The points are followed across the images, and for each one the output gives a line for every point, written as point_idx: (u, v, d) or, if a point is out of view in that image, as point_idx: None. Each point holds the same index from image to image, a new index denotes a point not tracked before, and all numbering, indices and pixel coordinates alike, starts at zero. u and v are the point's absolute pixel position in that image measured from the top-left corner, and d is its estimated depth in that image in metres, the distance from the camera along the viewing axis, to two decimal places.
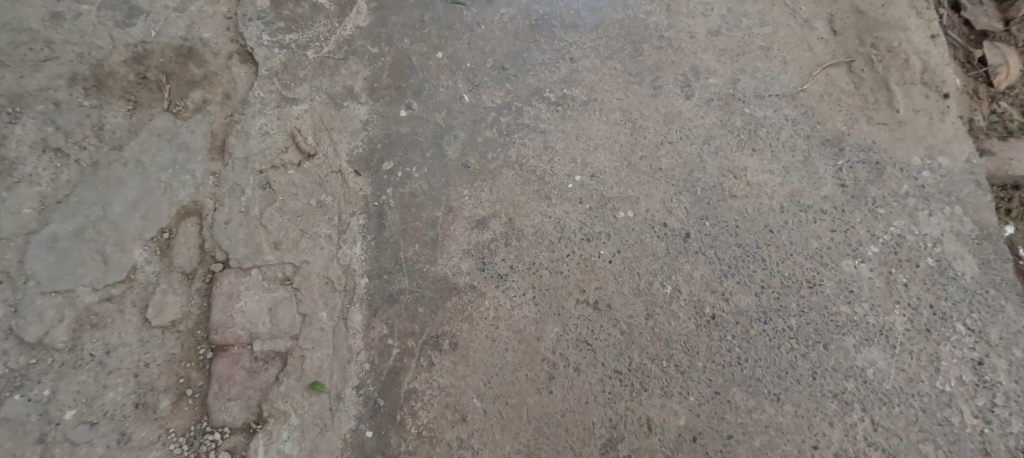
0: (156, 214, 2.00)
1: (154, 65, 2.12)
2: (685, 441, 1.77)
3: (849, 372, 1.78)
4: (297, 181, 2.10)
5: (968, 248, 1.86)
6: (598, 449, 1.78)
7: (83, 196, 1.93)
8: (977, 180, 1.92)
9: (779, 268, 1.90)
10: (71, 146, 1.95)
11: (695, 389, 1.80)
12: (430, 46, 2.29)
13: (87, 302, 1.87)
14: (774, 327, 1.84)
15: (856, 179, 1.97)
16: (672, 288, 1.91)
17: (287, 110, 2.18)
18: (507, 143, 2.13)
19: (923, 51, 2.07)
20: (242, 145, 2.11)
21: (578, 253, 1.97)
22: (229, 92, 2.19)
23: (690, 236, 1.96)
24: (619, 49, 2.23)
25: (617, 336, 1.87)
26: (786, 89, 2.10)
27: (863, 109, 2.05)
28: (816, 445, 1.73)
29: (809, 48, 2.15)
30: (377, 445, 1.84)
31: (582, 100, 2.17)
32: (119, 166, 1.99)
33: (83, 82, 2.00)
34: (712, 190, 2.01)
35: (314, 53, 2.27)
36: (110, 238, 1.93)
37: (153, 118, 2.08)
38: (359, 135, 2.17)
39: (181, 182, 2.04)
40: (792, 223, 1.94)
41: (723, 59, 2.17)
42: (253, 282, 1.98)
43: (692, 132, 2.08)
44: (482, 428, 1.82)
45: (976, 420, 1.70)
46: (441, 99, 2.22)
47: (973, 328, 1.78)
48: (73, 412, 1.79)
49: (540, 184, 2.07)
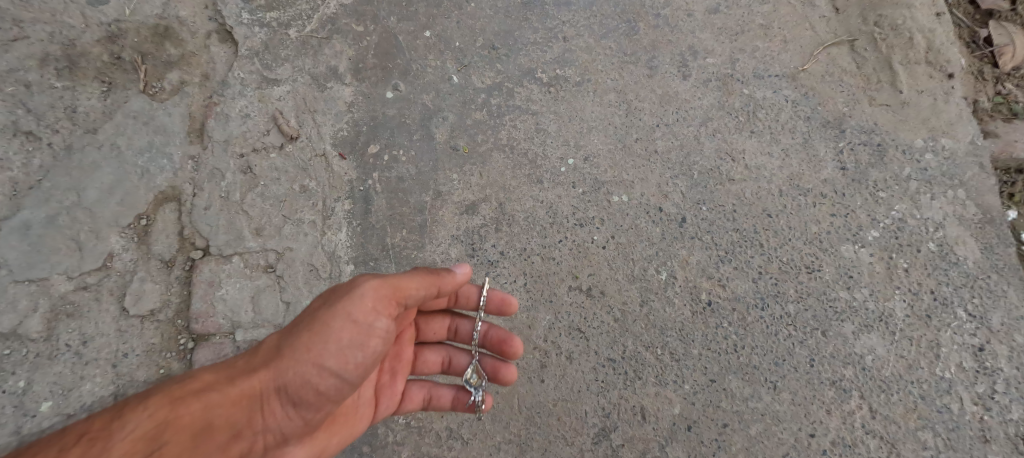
0: (132, 200, 1.91)
1: (129, 45, 2.05)
2: (679, 430, 1.72)
3: (848, 358, 1.74)
4: (279, 165, 2.01)
5: (970, 232, 1.82)
6: (591, 439, 1.73)
7: (56, 182, 1.86)
8: (980, 162, 1.87)
9: (778, 254, 1.85)
10: (43, 129, 1.90)
11: (689, 376, 1.76)
12: (417, 25, 2.21)
13: (62, 290, 1.80)
14: (772, 314, 1.79)
15: (857, 162, 1.92)
16: (667, 274, 1.85)
17: (267, 92, 2.09)
18: (497, 126, 2.06)
19: (927, 30, 2.02)
20: (221, 128, 2.02)
21: (570, 239, 1.91)
22: (208, 73, 2.09)
23: (686, 221, 1.90)
24: (613, 27, 2.15)
25: (611, 324, 1.82)
26: (786, 69, 2.04)
27: (866, 89, 1.99)
28: (813, 433, 1.69)
29: (811, 27, 2.09)
30: (364, 436, 1.77)
31: (575, 81, 2.10)
32: (93, 150, 1.92)
33: (55, 63, 1.95)
34: (709, 173, 1.95)
35: (296, 32, 2.18)
36: (84, 225, 1.85)
37: (128, 101, 1.99)
38: (344, 118, 2.09)
39: (159, 167, 1.96)
40: (792, 207, 1.89)
41: (721, 38, 2.10)
42: (234, 269, 1.90)
43: (690, 114, 2.02)
44: (471, 418, 1.77)
45: (976, 407, 1.67)
46: (429, 79, 2.13)
47: (975, 313, 1.74)
48: (48, 404, 1.72)
49: (532, 167, 2.00)
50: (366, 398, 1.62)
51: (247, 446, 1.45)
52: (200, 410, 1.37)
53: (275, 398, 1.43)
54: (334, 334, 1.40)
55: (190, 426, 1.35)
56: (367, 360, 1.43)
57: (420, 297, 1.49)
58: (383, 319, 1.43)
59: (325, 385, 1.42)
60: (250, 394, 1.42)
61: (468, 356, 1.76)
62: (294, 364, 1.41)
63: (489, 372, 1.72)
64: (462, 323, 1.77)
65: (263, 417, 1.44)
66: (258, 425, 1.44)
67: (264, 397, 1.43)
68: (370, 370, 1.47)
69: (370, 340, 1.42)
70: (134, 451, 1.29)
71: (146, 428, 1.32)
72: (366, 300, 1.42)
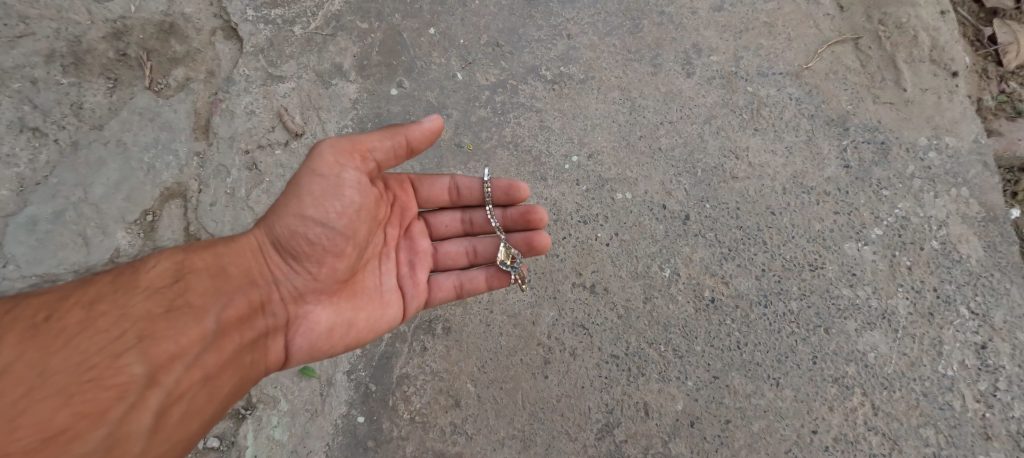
0: (138, 196, 1.92)
1: (134, 42, 2.06)
2: (682, 426, 1.73)
3: (850, 356, 1.75)
4: (284, 161, 2.02)
5: (973, 230, 1.82)
6: (594, 435, 1.74)
7: (62, 178, 1.88)
8: (984, 160, 1.87)
9: (781, 251, 1.85)
10: (50, 126, 1.91)
11: (692, 373, 1.77)
12: (421, 22, 2.22)
13: None
14: (774, 311, 1.80)
15: (860, 160, 1.92)
16: (670, 271, 1.86)
17: (272, 88, 2.10)
18: (502, 123, 2.07)
19: (932, 28, 2.02)
20: (227, 125, 2.03)
21: (574, 236, 1.92)
22: (213, 69, 2.09)
23: (689, 218, 1.91)
24: (617, 25, 2.16)
25: (614, 321, 1.83)
26: (790, 67, 2.04)
27: (870, 88, 1.99)
28: (815, 429, 1.70)
29: (814, 25, 2.09)
30: (369, 431, 1.78)
31: (579, 79, 2.10)
32: (99, 146, 1.93)
33: (61, 60, 1.97)
34: (712, 171, 1.95)
35: (301, 28, 2.19)
36: (90, 221, 1.86)
37: (134, 97, 2.00)
38: (349, 115, 2.10)
39: (164, 163, 1.97)
40: (796, 204, 1.89)
41: (725, 36, 2.10)
42: None
43: (694, 111, 2.02)
44: (475, 414, 1.78)
45: (978, 404, 1.67)
46: (434, 76, 2.14)
47: (978, 311, 1.75)
48: None
49: (536, 164, 2.01)
50: (388, 283, 1.66)
51: (267, 293, 1.50)
52: (214, 258, 1.45)
53: (279, 251, 1.49)
54: (305, 190, 1.42)
55: (205, 269, 1.42)
56: (347, 208, 1.44)
57: (387, 156, 1.47)
58: (351, 169, 1.42)
59: (317, 234, 1.44)
60: (256, 247, 1.49)
61: (493, 240, 1.81)
62: (281, 216, 1.46)
63: (521, 246, 1.76)
64: (478, 213, 1.81)
65: (273, 269, 1.50)
66: (271, 275, 1.50)
67: (269, 250, 1.50)
68: (358, 223, 1.49)
69: (343, 191, 1.43)
70: (159, 284, 1.36)
71: (165, 267, 1.39)
72: (326, 157, 1.39)
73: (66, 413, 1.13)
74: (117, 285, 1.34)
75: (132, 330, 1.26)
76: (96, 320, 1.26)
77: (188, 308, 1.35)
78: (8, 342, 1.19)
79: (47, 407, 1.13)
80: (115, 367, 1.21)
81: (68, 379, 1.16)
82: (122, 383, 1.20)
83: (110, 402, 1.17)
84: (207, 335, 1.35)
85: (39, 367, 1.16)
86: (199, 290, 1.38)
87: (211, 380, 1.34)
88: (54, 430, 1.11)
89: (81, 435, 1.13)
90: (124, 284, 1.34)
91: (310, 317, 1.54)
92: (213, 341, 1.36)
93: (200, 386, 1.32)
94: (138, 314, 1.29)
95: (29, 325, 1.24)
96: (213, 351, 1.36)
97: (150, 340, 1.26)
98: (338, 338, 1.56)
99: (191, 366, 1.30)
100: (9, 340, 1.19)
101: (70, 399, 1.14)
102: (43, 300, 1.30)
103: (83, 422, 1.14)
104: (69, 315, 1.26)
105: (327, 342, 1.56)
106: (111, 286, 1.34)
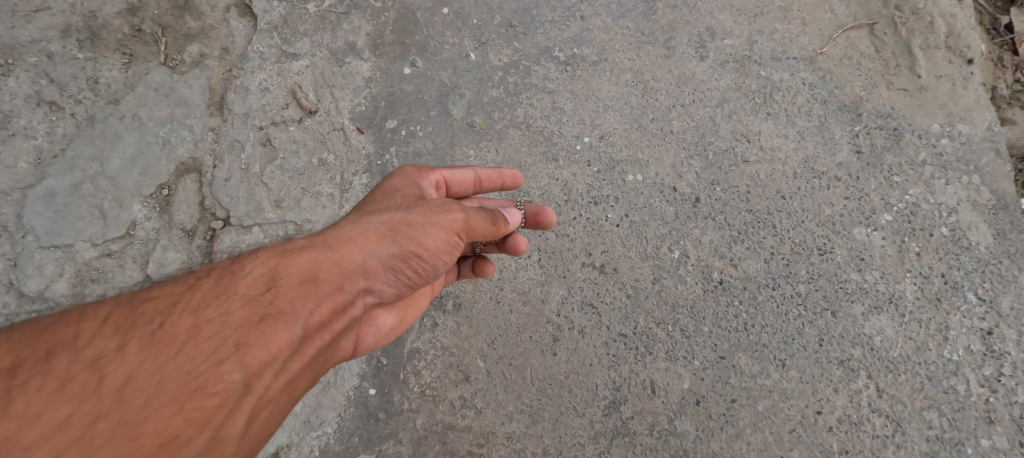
0: (154, 170, 1.94)
1: (149, 17, 2.07)
2: (688, 404, 1.76)
3: (856, 339, 1.77)
4: (298, 137, 2.05)
5: (983, 218, 1.83)
6: (601, 411, 1.77)
7: (79, 151, 1.89)
8: (996, 148, 1.87)
9: (791, 235, 1.87)
10: (66, 100, 1.91)
11: (699, 353, 1.79)
12: (435, 1, 2.22)
13: (87, 257, 1.83)
14: (782, 294, 1.82)
15: (872, 145, 1.93)
16: (679, 253, 1.88)
17: (286, 66, 2.12)
18: (514, 103, 2.08)
19: (949, 14, 2.00)
20: (241, 101, 2.05)
21: (585, 216, 1.94)
22: (228, 46, 2.11)
23: (699, 201, 1.92)
24: (632, 7, 2.15)
25: (623, 300, 1.85)
26: (804, 52, 2.04)
27: (884, 73, 1.99)
28: (820, 410, 1.72)
29: (830, 10, 2.08)
30: (380, 403, 1.82)
31: (592, 61, 2.11)
32: (116, 120, 1.95)
33: (77, 34, 1.96)
34: (723, 154, 1.96)
35: (314, 7, 2.20)
36: (108, 194, 1.89)
37: (150, 73, 2.02)
38: (362, 93, 2.12)
39: (180, 138, 1.99)
40: (806, 189, 1.91)
41: (739, 20, 2.10)
42: (254, 240, 1.93)
43: (706, 95, 2.03)
44: (484, 389, 1.81)
45: (982, 389, 1.69)
46: (447, 56, 2.15)
47: (984, 297, 1.76)
48: None
49: (547, 145, 2.02)
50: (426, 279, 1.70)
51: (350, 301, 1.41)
52: (306, 263, 1.35)
53: (372, 262, 1.42)
54: (416, 220, 1.46)
55: (299, 275, 1.33)
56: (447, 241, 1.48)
57: (484, 221, 1.54)
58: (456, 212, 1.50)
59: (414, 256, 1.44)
60: (349, 257, 1.39)
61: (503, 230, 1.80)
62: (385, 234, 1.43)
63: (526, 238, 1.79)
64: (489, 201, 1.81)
65: (363, 278, 1.41)
66: (360, 284, 1.41)
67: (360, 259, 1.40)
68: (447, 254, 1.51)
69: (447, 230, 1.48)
70: (257, 290, 1.29)
71: (261, 273, 1.32)
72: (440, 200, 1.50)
73: (177, 421, 1.09)
74: (218, 289, 1.27)
75: (232, 335, 1.20)
76: (201, 327, 1.20)
77: (282, 313, 1.27)
78: (125, 351, 1.14)
79: (162, 414, 1.09)
80: (217, 374, 1.15)
81: (179, 387, 1.12)
82: (222, 390, 1.15)
83: (213, 410, 1.12)
84: (296, 341, 1.27)
85: (156, 376, 1.12)
86: (291, 295, 1.30)
87: (293, 383, 1.27)
88: (168, 436, 1.07)
89: (191, 441, 1.09)
90: (225, 289, 1.27)
91: (377, 320, 1.57)
92: (301, 346, 1.28)
93: (285, 389, 1.25)
94: (238, 321, 1.22)
95: (143, 333, 1.17)
96: (300, 356, 1.28)
97: (247, 346, 1.20)
98: (396, 332, 1.65)
99: (281, 372, 1.23)
100: (130, 350, 1.14)
101: (181, 406, 1.10)
102: (154, 305, 1.23)
103: (192, 428, 1.10)
104: (178, 322, 1.20)
105: (385, 338, 1.62)
106: (212, 291, 1.27)
